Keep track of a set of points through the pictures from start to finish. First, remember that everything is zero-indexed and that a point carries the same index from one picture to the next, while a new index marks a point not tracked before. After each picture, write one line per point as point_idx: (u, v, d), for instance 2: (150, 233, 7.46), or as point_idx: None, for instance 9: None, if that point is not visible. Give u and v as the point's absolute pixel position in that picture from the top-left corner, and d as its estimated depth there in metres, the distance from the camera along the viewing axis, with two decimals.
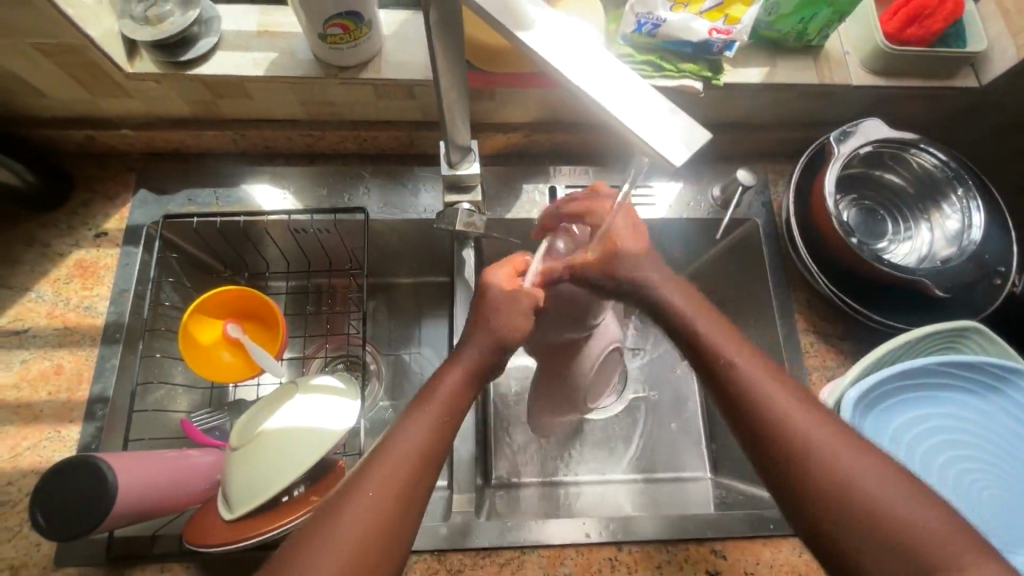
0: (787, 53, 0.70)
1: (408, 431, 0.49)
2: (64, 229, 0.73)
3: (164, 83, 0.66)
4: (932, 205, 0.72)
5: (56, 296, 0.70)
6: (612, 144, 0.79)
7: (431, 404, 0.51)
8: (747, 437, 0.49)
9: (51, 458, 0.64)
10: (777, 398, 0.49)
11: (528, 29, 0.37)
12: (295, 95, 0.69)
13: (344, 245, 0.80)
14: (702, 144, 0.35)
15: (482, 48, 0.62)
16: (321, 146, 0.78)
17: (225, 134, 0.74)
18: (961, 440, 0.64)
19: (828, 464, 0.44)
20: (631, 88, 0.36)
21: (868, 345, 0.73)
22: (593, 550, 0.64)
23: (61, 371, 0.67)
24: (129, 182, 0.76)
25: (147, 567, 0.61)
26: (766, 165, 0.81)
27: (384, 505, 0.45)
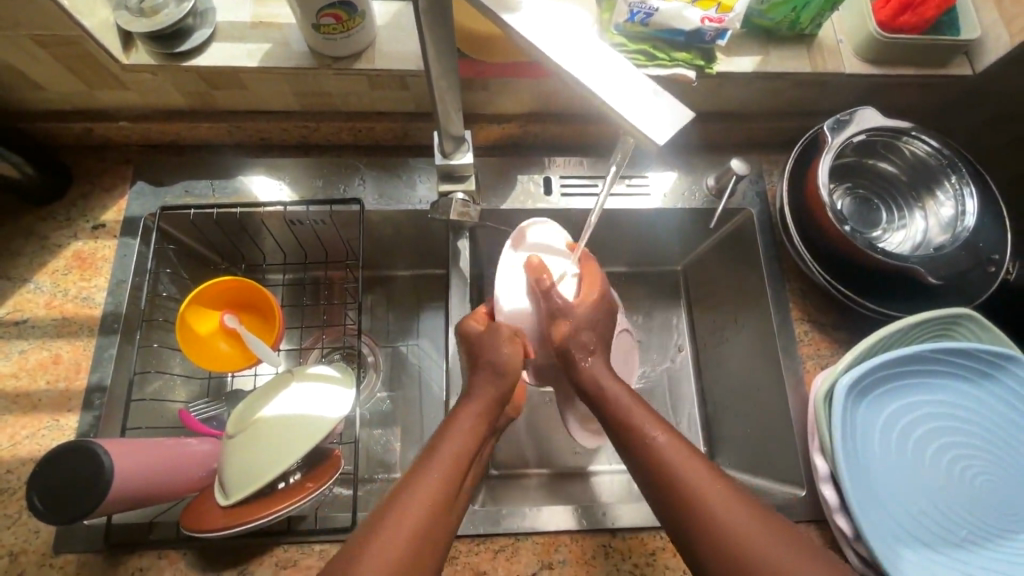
0: (781, 41, 0.70)
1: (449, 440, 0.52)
2: (62, 221, 0.74)
3: (160, 75, 0.67)
4: (926, 194, 0.72)
5: (55, 287, 0.71)
6: (607, 134, 0.79)
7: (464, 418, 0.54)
8: (641, 474, 0.51)
9: (50, 446, 0.64)
10: (655, 438, 0.51)
11: (513, 12, 0.37)
12: (290, 86, 0.70)
13: (340, 236, 0.81)
14: (685, 124, 0.35)
15: (475, 38, 0.63)
16: (317, 137, 0.78)
17: (221, 125, 0.75)
18: (953, 427, 0.64)
19: (718, 512, 0.46)
20: (615, 70, 0.36)
21: (862, 333, 0.73)
22: (587, 537, 0.64)
23: (59, 361, 0.68)
24: (126, 175, 0.76)
25: (144, 554, 0.61)
26: (761, 155, 0.81)
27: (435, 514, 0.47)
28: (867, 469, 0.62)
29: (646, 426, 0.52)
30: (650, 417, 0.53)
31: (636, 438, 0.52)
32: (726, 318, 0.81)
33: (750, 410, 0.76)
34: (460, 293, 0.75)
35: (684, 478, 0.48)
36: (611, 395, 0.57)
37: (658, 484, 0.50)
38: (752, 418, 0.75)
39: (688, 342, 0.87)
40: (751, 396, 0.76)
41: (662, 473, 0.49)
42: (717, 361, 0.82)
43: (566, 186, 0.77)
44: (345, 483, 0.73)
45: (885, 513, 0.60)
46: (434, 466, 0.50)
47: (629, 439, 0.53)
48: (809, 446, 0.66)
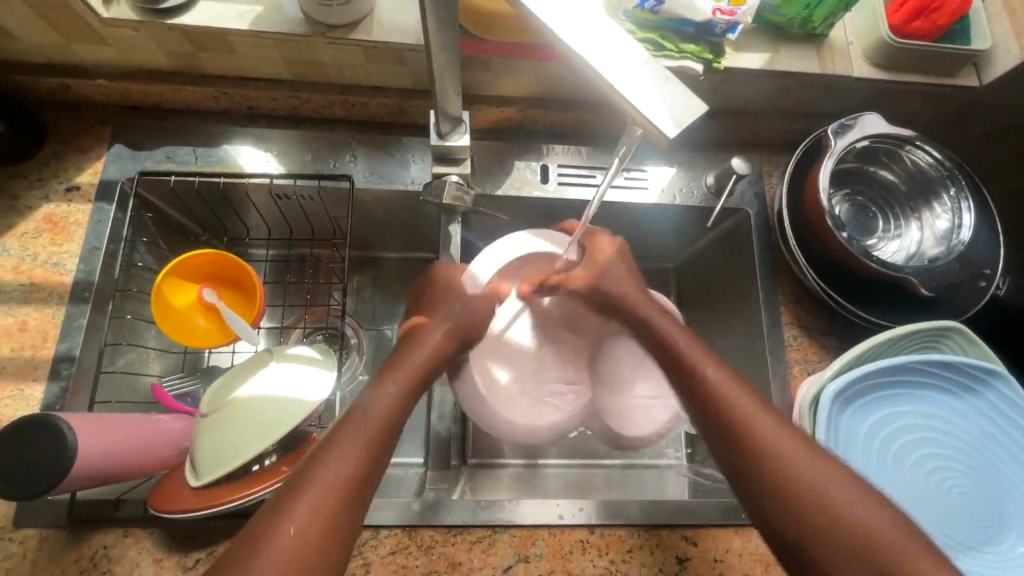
0: (790, 40, 0.68)
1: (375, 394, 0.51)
2: (33, 180, 0.70)
3: (142, 31, 0.63)
4: (924, 204, 0.72)
5: (23, 251, 0.68)
6: (607, 124, 0.77)
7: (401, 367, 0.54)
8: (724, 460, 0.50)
9: (13, 417, 0.62)
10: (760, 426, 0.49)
11: None
12: (280, 53, 0.66)
13: (328, 213, 0.78)
14: (699, 117, 0.33)
15: (477, 14, 0.59)
16: (308, 109, 0.75)
17: (207, 90, 0.71)
18: (930, 438, 0.65)
19: (843, 507, 0.44)
20: (624, 52, 0.34)
21: (850, 340, 0.73)
22: (566, 532, 0.64)
23: (25, 328, 0.65)
24: (104, 136, 0.73)
25: (110, 532, 0.59)
26: (762, 156, 0.80)
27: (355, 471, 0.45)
28: None
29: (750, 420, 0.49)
30: (742, 401, 0.51)
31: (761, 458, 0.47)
32: (715, 319, 0.81)
33: None
34: None
35: (773, 453, 0.47)
36: (707, 382, 0.52)
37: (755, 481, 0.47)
38: None
39: None
40: None
41: (758, 463, 0.47)
42: None
43: (563, 174, 0.75)
44: None
45: None
46: (348, 432, 0.47)
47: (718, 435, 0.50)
48: None
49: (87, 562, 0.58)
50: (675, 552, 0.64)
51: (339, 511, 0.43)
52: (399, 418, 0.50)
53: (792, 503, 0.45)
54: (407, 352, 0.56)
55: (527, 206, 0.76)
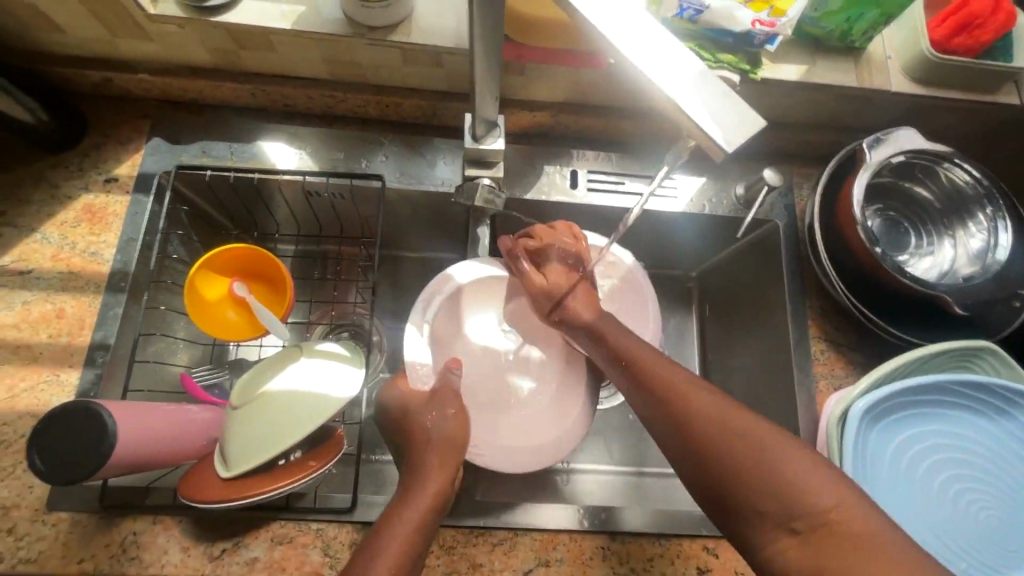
0: (829, 52, 0.68)
1: (420, 474, 0.54)
2: (73, 170, 0.72)
3: (187, 28, 0.64)
4: (958, 222, 0.71)
5: (62, 239, 0.69)
6: (637, 131, 0.77)
7: (433, 445, 0.56)
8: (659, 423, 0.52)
9: (49, 402, 0.63)
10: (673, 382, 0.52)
11: None
12: (320, 53, 0.67)
13: (358, 211, 0.79)
14: (757, 133, 0.33)
15: (519, 19, 0.60)
16: (342, 108, 0.76)
17: (245, 87, 0.72)
18: (959, 459, 0.64)
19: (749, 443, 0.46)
20: (682, 65, 0.34)
21: (877, 356, 0.73)
22: (586, 538, 0.64)
23: (63, 316, 0.66)
24: (143, 129, 0.74)
25: (139, 518, 0.60)
26: (793, 167, 0.79)
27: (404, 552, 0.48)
28: (875, 497, 0.61)
29: (691, 400, 0.50)
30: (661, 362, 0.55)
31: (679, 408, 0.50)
32: (739, 329, 0.81)
33: None
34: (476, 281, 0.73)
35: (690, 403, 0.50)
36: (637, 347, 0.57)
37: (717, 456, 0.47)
38: None
39: (696, 350, 0.86)
40: (761, 409, 0.75)
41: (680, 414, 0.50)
42: (726, 371, 0.82)
43: (592, 180, 0.75)
44: (345, 462, 0.72)
45: None
46: (402, 514, 0.50)
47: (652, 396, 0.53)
48: None
49: (117, 547, 0.59)
50: (695, 563, 0.64)
51: None
52: (423, 535, 0.50)
53: (712, 431, 0.48)
54: (425, 468, 0.54)
55: (556, 211, 0.76)
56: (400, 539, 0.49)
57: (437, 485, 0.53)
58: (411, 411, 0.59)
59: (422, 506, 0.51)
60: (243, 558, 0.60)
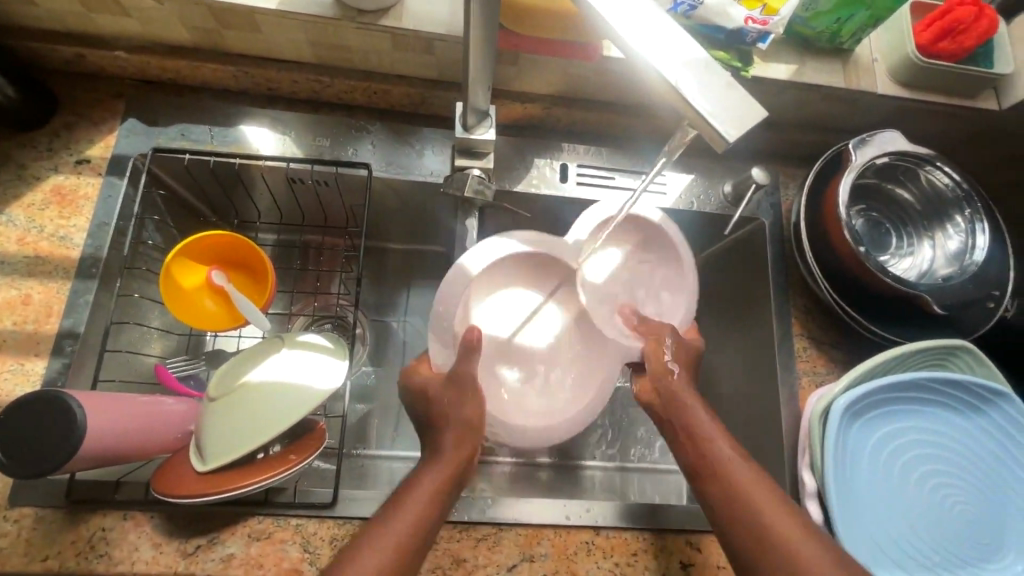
0: (818, 53, 0.69)
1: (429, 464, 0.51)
2: (42, 150, 0.68)
3: (166, 5, 0.62)
4: (937, 224, 0.73)
5: (29, 222, 0.66)
6: (628, 126, 0.77)
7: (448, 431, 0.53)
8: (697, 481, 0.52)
9: (13, 392, 0.60)
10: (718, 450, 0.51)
11: None
12: (307, 35, 0.65)
13: (343, 201, 0.77)
14: (758, 122, 0.33)
15: (513, 7, 0.59)
16: (329, 94, 0.74)
17: (227, 68, 0.70)
18: (936, 455, 0.65)
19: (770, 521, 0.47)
20: (685, 52, 0.33)
21: (857, 354, 0.74)
22: (571, 533, 0.63)
23: (28, 302, 0.63)
24: (118, 109, 0.71)
25: (108, 514, 0.58)
26: (779, 167, 0.80)
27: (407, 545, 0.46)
28: (854, 491, 0.62)
29: (738, 477, 0.49)
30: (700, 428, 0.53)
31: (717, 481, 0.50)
32: (723, 327, 0.81)
33: (740, 420, 0.76)
34: None
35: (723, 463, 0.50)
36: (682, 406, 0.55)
37: (735, 526, 0.48)
38: (741, 427, 0.75)
39: None
40: (744, 405, 0.76)
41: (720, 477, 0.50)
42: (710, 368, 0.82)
43: (582, 174, 0.75)
44: (325, 457, 0.71)
45: (866, 534, 0.60)
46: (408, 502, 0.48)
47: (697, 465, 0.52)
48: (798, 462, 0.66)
49: (84, 544, 0.57)
50: (679, 557, 0.64)
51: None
52: (433, 520, 0.48)
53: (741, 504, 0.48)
54: (439, 455, 0.51)
55: (545, 205, 0.75)
56: (412, 518, 0.47)
57: (445, 470, 0.50)
58: (430, 396, 0.55)
59: (425, 496, 0.48)
60: (219, 555, 0.58)
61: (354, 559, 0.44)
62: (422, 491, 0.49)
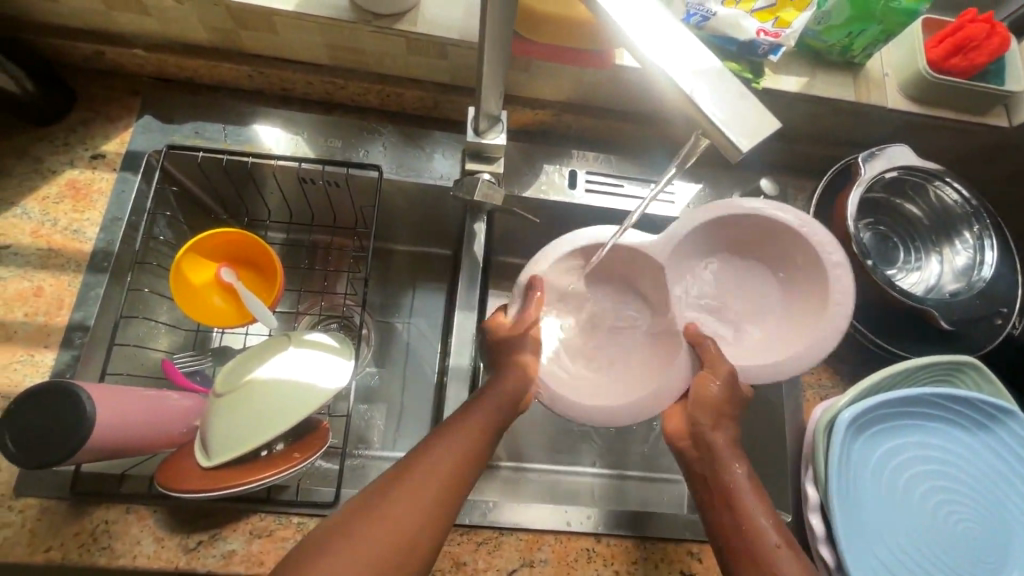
0: (829, 67, 0.69)
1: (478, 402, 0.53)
2: (58, 145, 0.69)
3: (186, 5, 0.63)
4: (945, 239, 0.73)
5: (43, 215, 0.66)
6: (638, 134, 0.77)
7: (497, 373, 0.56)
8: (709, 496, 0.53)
9: (21, 382, 0.60)
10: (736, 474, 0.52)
11: None
12: (323, 38, 0.66)
13: (353, 201, 0.77)
14: (771, 134, 0.33)
15: (530, 15, 0.59)
16: (342, 96, 0.75)
17: (243, 68, 0.71)
18: (941, 472, 0.65)
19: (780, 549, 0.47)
20: (699, 63, 0.34)
21: (862, 368, 0.74)
22: (572, 539, 0.63)
23: (40, 294, 0.64)
24: (134, 106, 0.72)
25: (112, 506, 0.58)
26: (788, 179, 0.80)
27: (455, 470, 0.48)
28: (859, 505, 0.62)
29: (754, 508, 0.50)
30: (732, 460, 0.53)
31: (731, 511, 0.50)
32: None
33: None
34: (469, 277, 0.72)
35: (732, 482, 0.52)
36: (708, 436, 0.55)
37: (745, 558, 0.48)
38: None
39: None
40: None
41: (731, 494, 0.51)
42: None
43: (591, 181, 0.75)
44: (328, 457, 0.71)
45: (871, 549, 0.60)
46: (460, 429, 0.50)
47: (721, 502, 0.51)
48: (802, 475, 0.66)
49: (86, 536, 0.57)
50: (680, 567, 0.64)
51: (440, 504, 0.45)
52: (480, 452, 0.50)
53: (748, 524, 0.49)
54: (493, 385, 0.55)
55: (553, 211, 0.76)
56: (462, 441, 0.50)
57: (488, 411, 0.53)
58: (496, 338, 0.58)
59: (470, 435, 0.50)
60: (220, 551, 0.58)
61: (408, 473, 0.46)
62: (467, 429, 0.51)
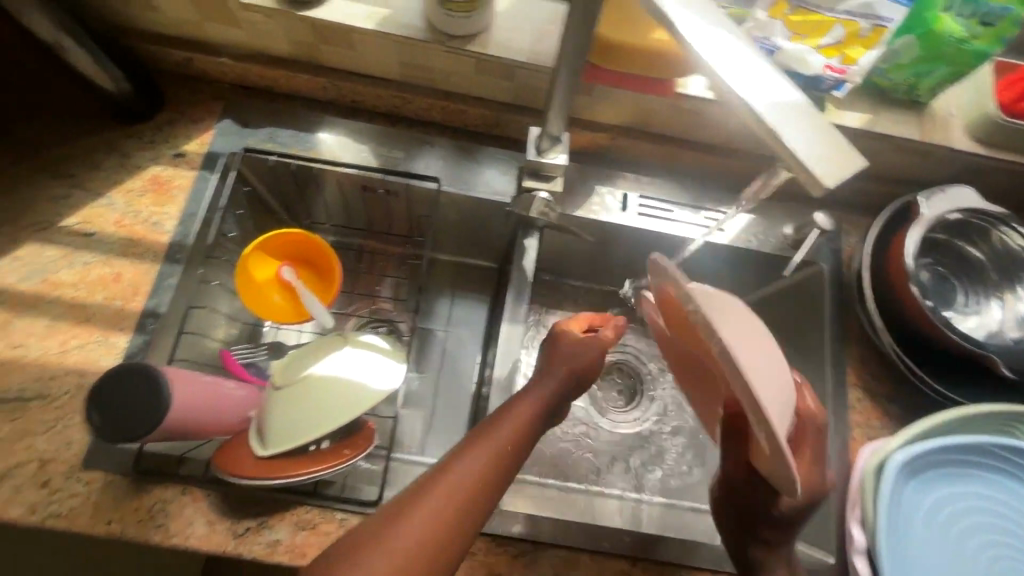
0: (892, 104, 0.69)
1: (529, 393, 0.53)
2: (145, 142, 0.74)
3: (274, 19, 0.67)
4: (1008, 284, 0.71)
5: (127, 206, 0.71)
6: (692, 161, 0.78)
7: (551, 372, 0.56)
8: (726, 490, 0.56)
9: (97, 361, 0.64)
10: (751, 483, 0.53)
11: (688, 21, 0.36)
12: (397, 55, 0.69)
13: (410, 211, 0.80)
14: (853, 172, 0.33)
15: (610, 47, 0.59)
16: (408, 109, 0.78)
17: (318, 80, 0.75)
18: (994, 525, 0.63)
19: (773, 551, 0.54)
20: (784, 99, 0.35)
21: (914, 411, 0.72)
22: (607, 560, 0.63)
23: (120, 280, 0.68)
24: (215, 110, 0.77)
25: (169, 487, 0.61)
26: (843, 213, 0.80)
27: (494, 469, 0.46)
28: (907, 552, 0.60)
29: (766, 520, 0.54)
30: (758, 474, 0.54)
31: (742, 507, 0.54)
32: None
33: None
34: (518, 289, 0.74)
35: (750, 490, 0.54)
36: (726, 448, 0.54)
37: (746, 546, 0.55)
38: None
39: None
40: None
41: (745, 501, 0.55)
42: None
43: (643, 205, 0.76)
44: None
45: None
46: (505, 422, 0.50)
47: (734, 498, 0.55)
48: (846, 516, 0.64)
49: (144, 513, 0.60)
50: None
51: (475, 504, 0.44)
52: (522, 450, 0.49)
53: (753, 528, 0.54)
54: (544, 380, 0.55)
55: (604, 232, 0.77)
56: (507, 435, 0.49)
57: (539, 402, 0.53)
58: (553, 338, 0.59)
59: (512, 425, 0.50)
60: (266, 539, 0.60)
61: (448, 469, 0.45)
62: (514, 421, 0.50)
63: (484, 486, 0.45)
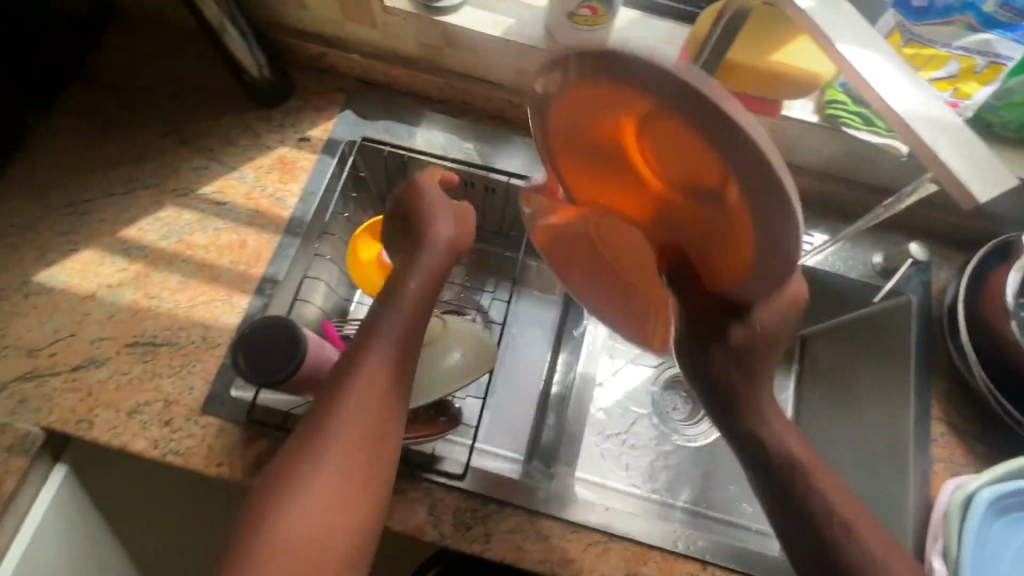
0: (1002, 141, 0.69)
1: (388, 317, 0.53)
2: (275, 125, 0.81)
3: (411, 22, 0.75)
4: None
5: (256, 181, 0.78)
6: (784, 183, 0.80)
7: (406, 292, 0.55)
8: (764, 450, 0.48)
9: (221, 317, 0.71)
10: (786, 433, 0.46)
11: (851, 43, 0.39)
12: (517, 61, 0.76)
13: (504, 209, 0.84)
14: (1002, 189, 0.37)
15: (741, 71, 0.60)
16: (514, 113, 0.83)
17: (438, 79, 0.81)
18: None
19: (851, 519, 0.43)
20: (937, 119, 0.38)
21: (1001, 452, 0.70)
22: (677, 561, 0.64)
23: (245, 246, 0.74)
24: (337, 100, 0.83)
25: (275, 439, 0.66)
26: (934, 247, 0.80)
27: (368, 411, 0.49)
28: None
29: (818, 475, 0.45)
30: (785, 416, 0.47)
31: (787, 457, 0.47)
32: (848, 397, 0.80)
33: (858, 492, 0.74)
34: None
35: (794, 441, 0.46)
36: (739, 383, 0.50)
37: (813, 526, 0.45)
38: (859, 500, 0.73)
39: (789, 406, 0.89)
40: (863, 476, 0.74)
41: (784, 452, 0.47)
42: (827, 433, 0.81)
43: None
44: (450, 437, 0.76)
45: None
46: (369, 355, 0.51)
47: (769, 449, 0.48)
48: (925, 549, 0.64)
49: (253, 460, 0.65)
50: None
51: (366, 452, 0.48)
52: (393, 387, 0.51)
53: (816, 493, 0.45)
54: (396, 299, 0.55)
55: None
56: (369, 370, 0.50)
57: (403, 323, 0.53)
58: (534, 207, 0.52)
59: (374, 363, 0.51)
60: None
61: (326, 411, 0.48)
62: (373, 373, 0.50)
63: (364, 435, 0.48)
